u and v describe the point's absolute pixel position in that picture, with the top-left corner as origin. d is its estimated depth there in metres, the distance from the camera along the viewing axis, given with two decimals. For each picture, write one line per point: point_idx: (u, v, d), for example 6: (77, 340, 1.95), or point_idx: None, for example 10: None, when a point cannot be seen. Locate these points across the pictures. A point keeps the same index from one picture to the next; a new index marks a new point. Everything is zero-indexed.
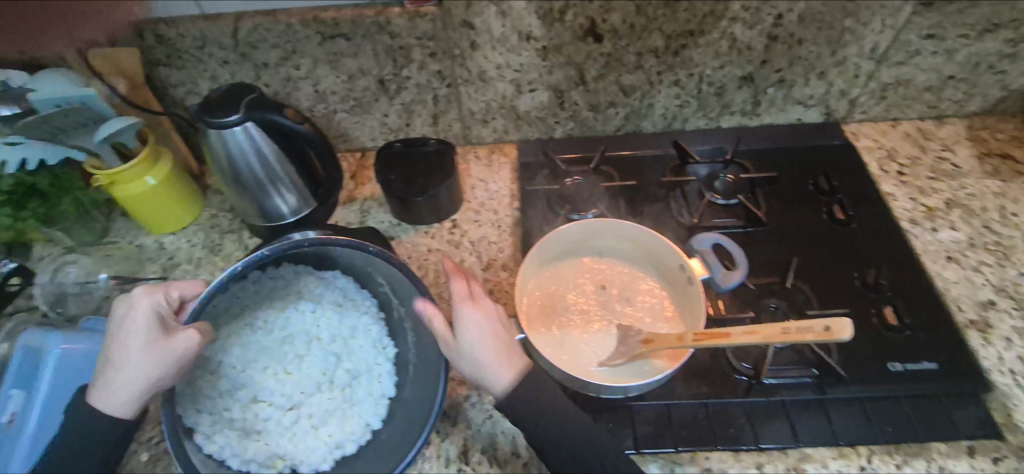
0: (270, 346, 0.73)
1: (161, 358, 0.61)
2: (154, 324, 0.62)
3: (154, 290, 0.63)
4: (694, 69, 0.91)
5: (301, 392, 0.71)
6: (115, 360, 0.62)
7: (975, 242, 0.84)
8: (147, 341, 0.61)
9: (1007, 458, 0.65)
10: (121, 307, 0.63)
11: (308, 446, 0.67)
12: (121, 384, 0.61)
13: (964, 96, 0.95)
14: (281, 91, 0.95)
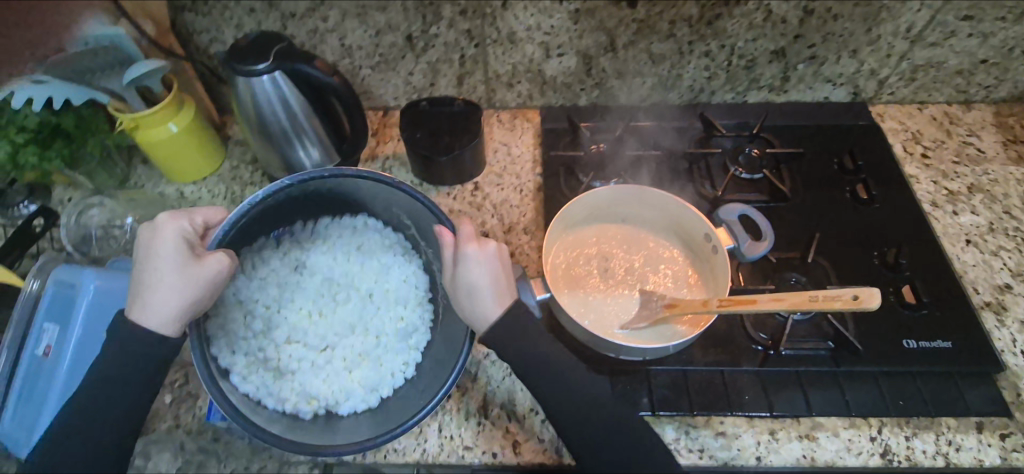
0: (307, 288, 0.76)
1: (195, 277, 0.60)
2: (182, 246, 0.61)
3: (179, 212, 0.62)
4: (726, 41, 0.90)
5: (334, 333, 0.73)
6: (145, 283, 0.60)
7: (995, 227, 0.85)
8: (179, 262, 0.60)
9: (1013, 435, 0.67)
10: (146, 232, 0.61)
11: (343, 387, 0.69)
12: (153, 308, 0.60)
13: (995, 82, 0.95)
14: (307, 43, 0.94)
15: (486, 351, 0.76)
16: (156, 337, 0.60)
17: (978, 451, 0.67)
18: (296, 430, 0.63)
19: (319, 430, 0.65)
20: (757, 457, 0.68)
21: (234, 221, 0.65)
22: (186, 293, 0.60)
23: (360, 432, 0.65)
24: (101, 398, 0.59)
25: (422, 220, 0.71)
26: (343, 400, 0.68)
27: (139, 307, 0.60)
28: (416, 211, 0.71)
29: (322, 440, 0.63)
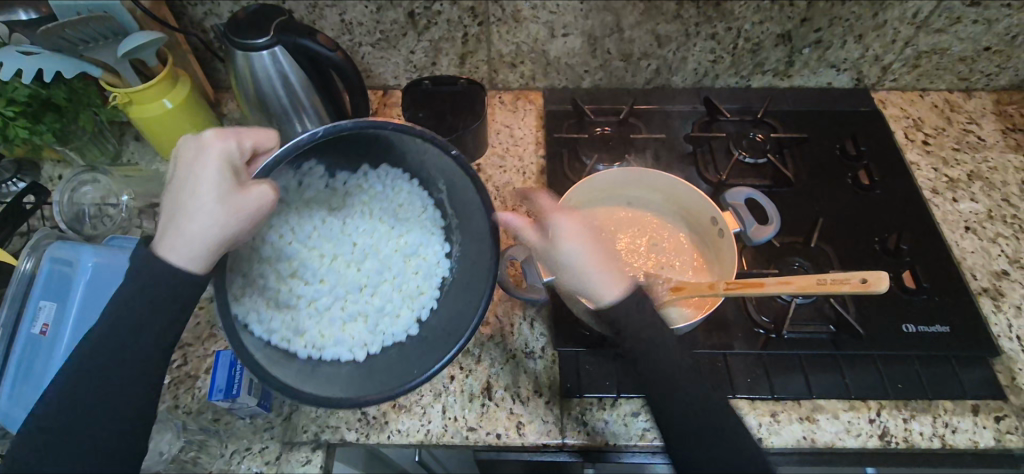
0: (329, 225, 0.70)
1: (234, 204, 0.52)
2: (225, 167, 0.53)
3: (227, 131, 0.55)
4: (732, 23, 0.90)
5: (346, 279, 0.69)
6: (177, 203, 0.52)
7: (993, 214, 0.85)
8: (218, 185, 0.52)
9: (1008, 417, 0.69)
10: (188, 147, 0.54)
11: (337, 336, 0.66)
12: (182, 231, 0.51)
13: (996, 70, 0.95)
14: (305, 18, 0.91)
15: (490, 334, 0.76)
16: (183, 269, 0.52)
17: (974, 433, 0.68)
18: (282, 365, 0.60)
19: (304, 369, 0.62)
20: (758, 438, 0.69)
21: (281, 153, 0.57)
22: (220, 220, 0.52)
23: (347, 383, 0.62)
24: (101, 356, 0.50)
25: (459, 181, 0.66)
26: (333, 350, 0.65)
27: (165, 230, 0.52)
28: (456, 177, 0.66)
29: (307, 381, 0.60)
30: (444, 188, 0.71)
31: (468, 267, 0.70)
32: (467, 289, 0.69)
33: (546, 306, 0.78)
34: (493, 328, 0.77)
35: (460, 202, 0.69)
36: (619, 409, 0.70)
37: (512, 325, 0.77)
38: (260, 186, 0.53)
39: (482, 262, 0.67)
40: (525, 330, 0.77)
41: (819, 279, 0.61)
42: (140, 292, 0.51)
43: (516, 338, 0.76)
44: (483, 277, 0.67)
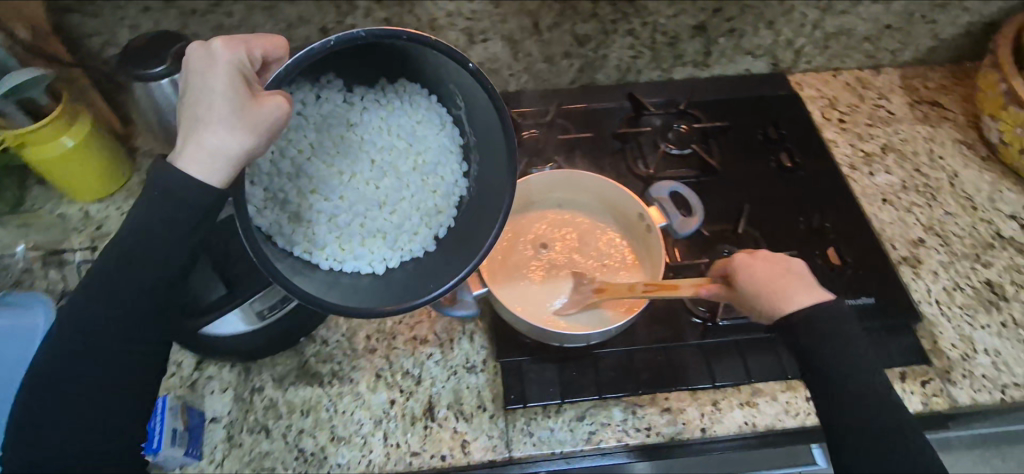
0: (343, 144, 0.64)
1: (251, 113, 0.48)
2: (236, 76, 0.49)
3: (234, 40, 0.51)
4: (648, 18, 0.90)
5: (367, 200, 0.64)
6: (192, 114, 0.49)
7: (907, 185, 0.89)
8: (232, 94, 0.48)
9: (933, 381, 0.71)
10: (194, 56, 0.49)
11: (354, 251, 0.62)
12: (201, 143, 0.48)
13: (899, 46, 0.99)
14: (212, 42, 0.86)
15: (429, 352, 0.74)
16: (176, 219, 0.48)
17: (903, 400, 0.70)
18: (298, 277, 0.57)
19: (318, 281, 0.59)
20: (702, 428, 0.69)
21: (298, 62, 0.52)
22: (236, 131, 0.48)
23: (362, 296, 0.59)
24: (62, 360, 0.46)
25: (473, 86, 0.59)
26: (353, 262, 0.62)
27: (184, 143, 0.49)
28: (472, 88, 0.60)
29: (321, 292, 0.57)
30: (461, 102, 0.64)
31: (484, 177, 0.65)
32: (483, 209, 0.64)
33: (485, 317, 0.77)
34: (432, 345, 0.75)
35: (478, 116, 0.63)
36: (564, 415, 0.70)
37: (451, 341, 0.75)
38: (276, 96, 0.49)
39: (495, 176, 0.63)
40: (465, 344, 0.75)
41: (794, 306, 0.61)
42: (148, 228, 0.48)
43: (456, 354, 0.74)
44: (498, 191, 0.62)
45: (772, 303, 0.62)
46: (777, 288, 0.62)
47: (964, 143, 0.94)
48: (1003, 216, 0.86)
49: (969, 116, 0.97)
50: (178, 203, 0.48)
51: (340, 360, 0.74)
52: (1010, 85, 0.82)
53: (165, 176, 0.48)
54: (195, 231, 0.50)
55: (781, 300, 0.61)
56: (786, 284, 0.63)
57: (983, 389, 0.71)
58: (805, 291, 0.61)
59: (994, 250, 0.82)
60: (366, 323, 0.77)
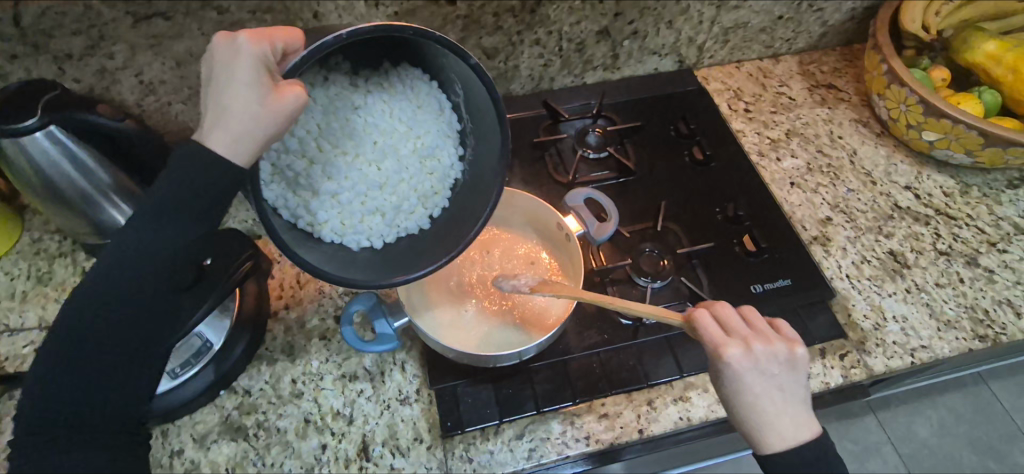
0: (350, 128, 0.62)
1: (275, 108, 0.45)
2: (261, 68, 0.46)
3: (263, 31, 0.47)
4: (552, 27, 0.89)
5: (371, 180, 0.63)
6: (217, 103, 0.45)
7: (812, 167, 0.93)
8: (258, 87, 0.45)
9: (851, 353, 0.75)
10: (222, 45, 0.46)
11: (355, 229, 0.62)
12: (224, 134, 0.45)
13: (793, 35, 1.03)
14: (96, 86, 0.79)
15: (360, 388, 0.72)
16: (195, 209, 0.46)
17: (825, 375, 0.73)
18: (305, 248, 0.57)
19: (321, 254, 0.58)
20: (639, 430, 0.70)
21: (319, 49, 0.47)
22: (262, 126, 0.46)
23: (364, 271, 0.59)
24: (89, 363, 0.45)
25: (477, 79, 0.59)
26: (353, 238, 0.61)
27: (206, 132, 0.45)
28: (476, 82, 0.59)
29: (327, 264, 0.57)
30: (461, 89, 0.63)
31: (478, 160, 0.65)
32: (478, 189, 0.64)
33: (416, 345, 0.75)
34: (363, 381, 0.72)
35: (478, 109, 0.63)
36: (503, 436, 0.69)
37: (382, 373, 0.73)
38: (294, 88, 0.46)
39: (490, 159, 0.63)
40: (396, 375, 0.73)
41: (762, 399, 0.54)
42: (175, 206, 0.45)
43: (388, 387, 0.72)
44: (491, 174, 0.62)
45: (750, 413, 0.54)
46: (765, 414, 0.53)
47: (860, 122, 0.99)
48: (900, 187, 0.91)
49: (862, 95, 1.02)
50: (204, 183, 0.45)
51: (264, 409, 0.70)
52: (891, 66, 0.87)
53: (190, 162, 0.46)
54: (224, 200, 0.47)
55: (762, 422, 0.53)
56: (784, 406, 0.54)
57: (895, 356, 0.75)
58: (793, 426, 0.53)
59: (894, 221, 0.87)
60: (290, 367, 0.73)
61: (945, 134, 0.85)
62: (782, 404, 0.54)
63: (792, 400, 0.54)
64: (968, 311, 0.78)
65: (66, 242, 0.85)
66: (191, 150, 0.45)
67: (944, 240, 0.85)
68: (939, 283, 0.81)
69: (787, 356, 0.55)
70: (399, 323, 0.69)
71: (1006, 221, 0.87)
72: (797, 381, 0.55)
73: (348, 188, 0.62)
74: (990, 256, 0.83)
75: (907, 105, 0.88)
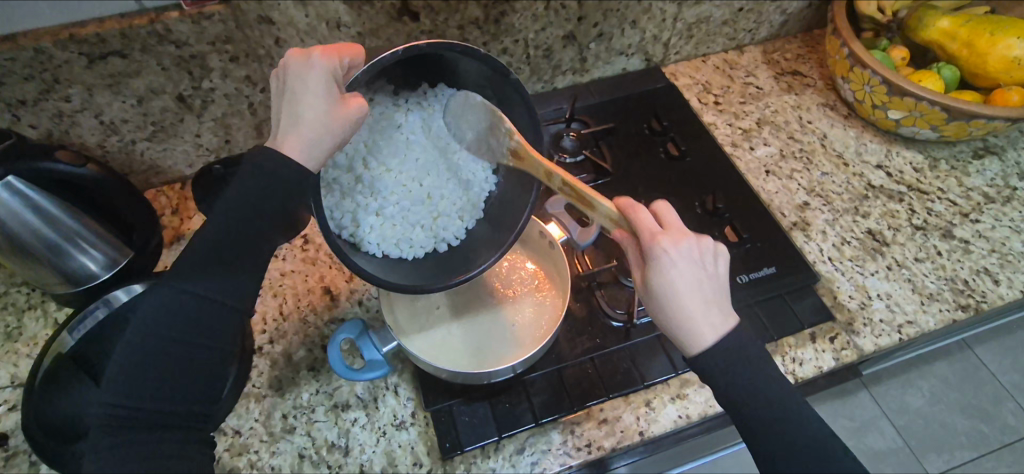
0: (394, 146, 0.66)
1: (343, 116, 0.51)
2: (332, 82, 0.52)
3: (332, 47, 0.53)
4: (518, 35, 0.89)
5: (412, 193, 0.67)
6: (291, 111, 0.51)
7: (785, 153, 0.95)
8: (329, 98, 0.51)
9: (840, 335, 0.76)
10: (298, 60, 0.51)
11: (399, 239, 0.65)
12: (299, 139, 0.51)
13: (755, 25, 1.05)
14: (55, 130, 0.76)
15: (354, 417, 0.70)
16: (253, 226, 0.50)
17: (817, 360, 0.74)
18: (360, 258, 0.61)
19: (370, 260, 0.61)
20: (640, 432, 0.69)
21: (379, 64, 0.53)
22: (332, 134, 0.52)
23: (409, 277, 0.62)
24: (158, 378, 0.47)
25: (512, 98, 0.61)
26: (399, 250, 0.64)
27: (280, 137, 0.51)
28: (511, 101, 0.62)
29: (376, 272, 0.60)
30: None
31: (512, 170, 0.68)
32: (512, 198, 0.68)
33: (407, 367, 0.74)
34: (356, 409, 0.71)
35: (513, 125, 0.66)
36: (503, 452, 0.68)
37: (375, 399, 0.71)
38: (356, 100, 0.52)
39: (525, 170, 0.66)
40: (391, 399, 0.71)
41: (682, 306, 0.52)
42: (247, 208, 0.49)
43: (382, 413, 0.71)
44: (527, 183, 0.66)
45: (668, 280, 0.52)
46: (689, 285, 0.52)
47: (827, 105, 1.01)
48: (872, 167, 0.92)
49: (826, 79, 1.04)
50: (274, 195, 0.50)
51: (256, 448, 0.68)
52: (852, 49, 0.89)
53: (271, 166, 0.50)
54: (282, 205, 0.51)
55: (689, 304, 0.52)
56: (734, 370, 0.50)
57: (884, 334, 0.76)
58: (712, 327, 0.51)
59: (870, 201, 0.88)
60: (280, 402, 0.71)
61: (910, 111, 0.87)
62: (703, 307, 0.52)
63: (720, 295, 0.53)
64: (949, 282, 0.80)
65: (35, 293, 0.81)
66: (266, 154, 0.50)
67: (919, 215, 0.86)
68: (919, 257, 0.82)
69: (708, 249, 0.54)
70: (388, 348, 0.67)
71: (976, 191, 0.89)
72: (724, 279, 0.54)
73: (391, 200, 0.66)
74: (964, 227, 0.85)
75: (871, 86, 0.89)
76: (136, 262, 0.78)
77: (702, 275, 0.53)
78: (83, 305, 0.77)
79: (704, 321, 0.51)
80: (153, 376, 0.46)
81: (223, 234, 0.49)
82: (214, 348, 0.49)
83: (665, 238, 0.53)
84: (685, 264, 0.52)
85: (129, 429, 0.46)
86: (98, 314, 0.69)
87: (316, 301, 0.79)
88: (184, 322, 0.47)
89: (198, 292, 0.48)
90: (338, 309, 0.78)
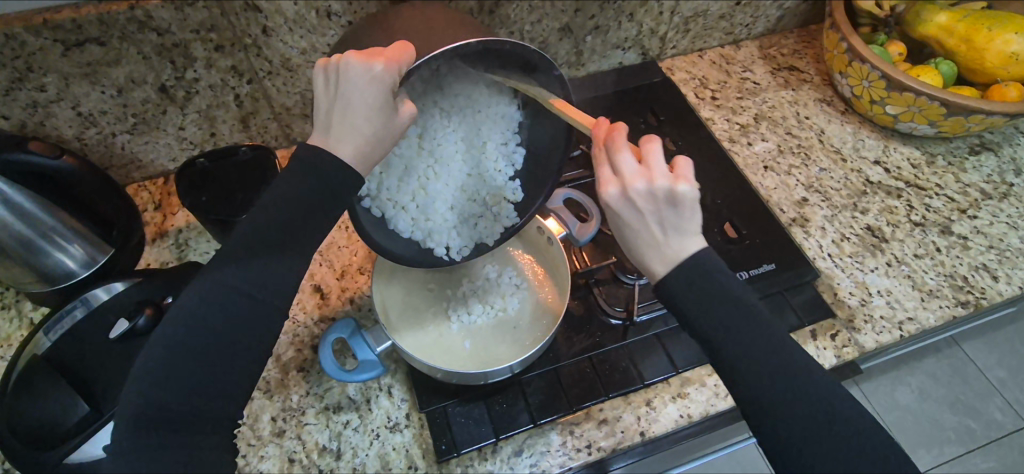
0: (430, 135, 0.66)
1: (394, 125, 0.51)
2: (391, 94, 0.50)
3: (394, 53, 0.49)
4: (513, 27, 0.86)
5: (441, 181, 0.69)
6: (346, 120, 0.49)
7: (783, 149, 0.94)
8: (385, 110, 0.50)
9: (841, 332, 0.75)
10: (360, 66, 0.48)
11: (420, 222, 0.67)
12: (354, 149, 0.49)
13: (752, 20, 1.03)
14: (29, 122, 0.73)
15: (346, 420, 0.68)
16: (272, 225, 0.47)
17: (818, 357, 0.73)
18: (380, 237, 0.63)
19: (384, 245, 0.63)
20: (640, 432, 0.68)
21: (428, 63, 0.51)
22: (383, 146, 0.51)
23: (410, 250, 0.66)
24: (185, 383, 0.44)
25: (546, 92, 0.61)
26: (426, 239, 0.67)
27: (330, 141, 0.49)
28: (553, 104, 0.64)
29: (392, 253, 0.63)
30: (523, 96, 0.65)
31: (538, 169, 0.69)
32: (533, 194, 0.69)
33: (401, 368, 0.71)
34: (348, 411, 0.68)
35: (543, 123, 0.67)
36: (501, 454, 0.67)
37: (368, 401, 0.69)
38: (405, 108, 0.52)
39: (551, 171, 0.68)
40: (384, 401, 0.69)
41: (646, 239, 0.49)
42: (276, 206, 0.48)
43: (375, 414, 0.68)
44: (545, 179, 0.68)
45: (618, 225, 0.50)
46: (635, 232, 0.49)
47: (824, 101, 1.00)
48: (869, 162, 0.92)
49: (823, 75, 1.03)
50: (308, 193, 0.48)
51: (244, 452, 0.65)
52: (850, 43, 0.88)
53: (313, 161, 0.48)
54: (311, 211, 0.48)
55: (633, 247, 0.50)
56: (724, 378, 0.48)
57: (885, 331, 0.75)
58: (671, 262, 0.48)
59: (868, 197, 0.88)
60: (269, 404, 0.68)
61: (909, 107, 0.86)
62: (665, 236, 0.48)
63: (674, 238, 0.48)
64: (948, 279, 0.79)
65: (8, 292, 0.78)
66: (316, 155, 0.48)
67: (917, 211, 0.86)
68: (918, 254, 0.82)
69: (668, 193, 0.48)
70: (383, 347, 0.65)
71: (973, 188, 0.88)
72: (688, 221, 0.48)
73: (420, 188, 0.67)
74: (962, 224, 0.85)
75: (869, 81, 0.88)
76: (117, 259, 0.75)
77: (654, 219, 0.48)
78: (58, 305, 0.74)
79: (649, 263, 0.49)
80: (189, 373, 0.44)
81: (268, 228, 0.47)
82: (254, 347, 0.47)
83: (614, 185, 0.49)
84: (633, 211, 0.49)
85: (155, 431, 0.43)
86: (76, 314, 0.67)
87: (306, 300, 0.76)
88: (224, 317, 0.46)
89: (239, 288, 0.46)
90: (328, 307, 0.76)
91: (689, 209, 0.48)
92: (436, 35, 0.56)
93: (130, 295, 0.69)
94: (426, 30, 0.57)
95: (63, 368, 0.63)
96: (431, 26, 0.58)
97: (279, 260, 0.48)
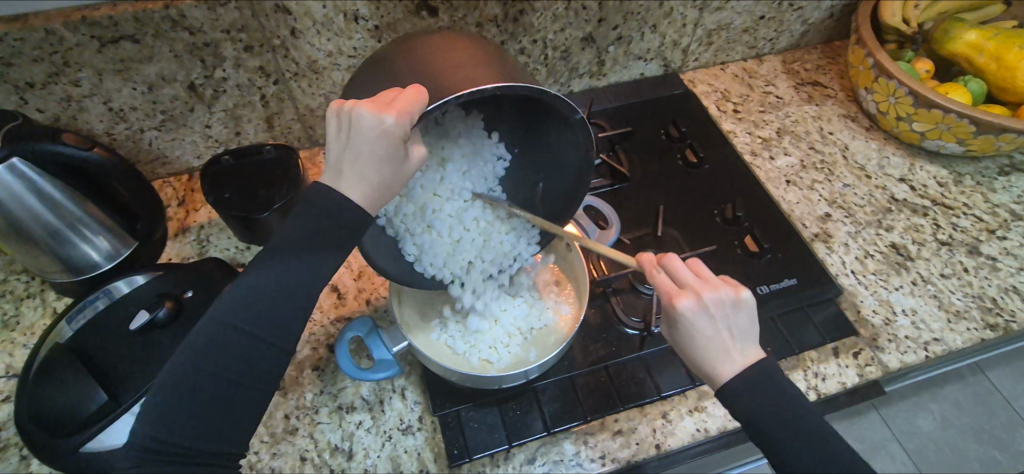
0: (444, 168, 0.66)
1: (405, 172, 0.51)
2: (402, 143, 0.48)
3: (406, 102, 0.47)
4: (536, 35, 0.87)
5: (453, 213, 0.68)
6: (357, 169, 0.48)
7: (806, 164, 0.93)
8: (395, 159, 0.49)
9: (864, 350, 0.73)
10: (371, 118, 0.46)
11: (431, 249, 0.66)
12: (365, 199, 0.49)
13: (776, 34, 1.03)
14: (62, 115, 0.75)
15: (358, 420, 0.68)
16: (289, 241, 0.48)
17: (840, 375, 0.72)
18: (382, 259, 0.63)
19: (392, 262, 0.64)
20: (656, 445, 0.67)
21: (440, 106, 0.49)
22: (393, 189, 0.51)
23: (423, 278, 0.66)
24: (190, 414, 0.45)
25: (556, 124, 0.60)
26: (429, 271, 0.66)
27: (339, 182, 0.49)
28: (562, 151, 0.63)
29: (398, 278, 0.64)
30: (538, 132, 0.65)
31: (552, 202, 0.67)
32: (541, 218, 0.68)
33: (415, 370, 0.71)
34: (361, 411, 0.68)
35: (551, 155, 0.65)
36: (514, 461, 0.66)
37: (381, 402, 0.69)
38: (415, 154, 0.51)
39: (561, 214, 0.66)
40: (397, 403, 0.69)
41: (719, 347, 0.48)
42: (294, 229, 0.48)
43: (388, 416, 0.68)
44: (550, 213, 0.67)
45: (686, 334, 0.49)
46: (706, 341, 0.48)
47: (849, 117, 0.99)
48: (894, 180, 0.90)
49: (847, 90, 1.02)
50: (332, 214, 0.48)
51: (257, 449, 0.65)
52: (877, 59, 0.87)
53: (325, 198, 0.48)
54: (328, 224, 0.48)
55: (703, 354, 0.49)
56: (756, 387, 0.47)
57: (909, 351, 0.73)
58: (739, 362, 0.48)
59: (893, 214, 0.86)
60: (283, 402, 0.68)
61: (936, 124, 0.85)
62: (732, 341, 0.49)
63: (739, 342, 0.49)
64: (976, 300, 0.77)
65: (33, 281, 0.79)
66: (329, 195, 0.48)
67: (944, 230, 0.84)
68: (944, 273, 0.80)
69: (733, 300, 0.49)
70: (398, 347, 0.65)
71: (1002, 208, 0.86)
72: (750, 325, 0.50)
73: (432, 216, 0.67)
74: (991, 244, 0.83)
75: (896, 97, 0.87)
76: (140, 253, 0.77)
77: (723, 326, 0.49)
78: (80, 294, 0.75)
79: (718, 368, 0.48)
80: (195, 412, 0.45)
81: (290, 231, 0.48)
82: (262, 385, 0.48)
83: (687, 295, 0.49)
84: (705, 319, 0.48)
85: (161, 457, 0.45)
86: (98, 305, 0.68)
87: (323, 300, 0.76)
88: (233, 358, 0.46)
89: (248, 321, 0.47)
90: (344, 308, 0.76)
91: (750, 313, 0.50)
92: (459, 57, 0.53)
93: (151, 288, 0.70)
94: (439, 50, 0.54)
95: (83, 357, 0.64)
96: (446, 45, 0.55)
97: (296, 262, 0.48)
